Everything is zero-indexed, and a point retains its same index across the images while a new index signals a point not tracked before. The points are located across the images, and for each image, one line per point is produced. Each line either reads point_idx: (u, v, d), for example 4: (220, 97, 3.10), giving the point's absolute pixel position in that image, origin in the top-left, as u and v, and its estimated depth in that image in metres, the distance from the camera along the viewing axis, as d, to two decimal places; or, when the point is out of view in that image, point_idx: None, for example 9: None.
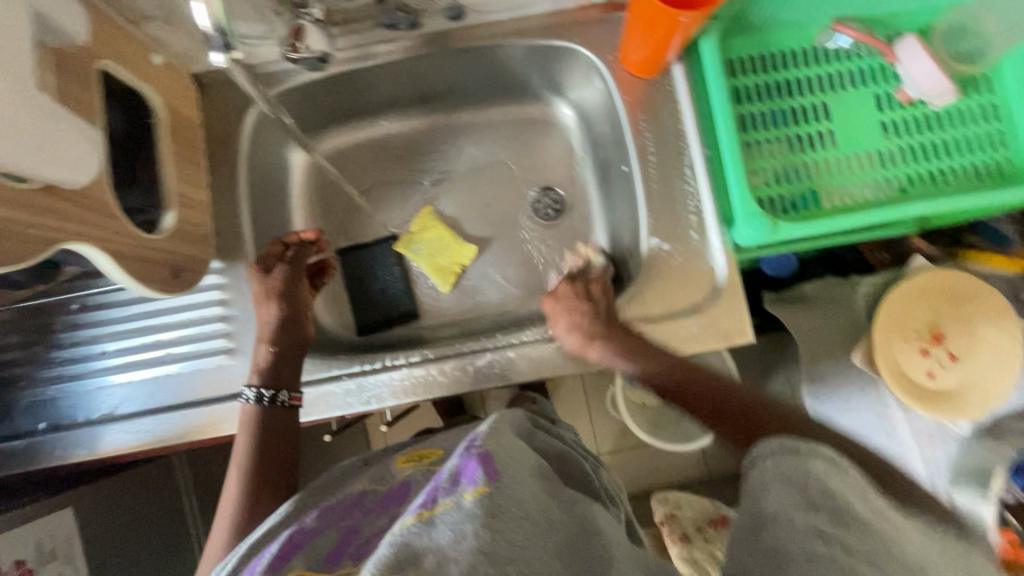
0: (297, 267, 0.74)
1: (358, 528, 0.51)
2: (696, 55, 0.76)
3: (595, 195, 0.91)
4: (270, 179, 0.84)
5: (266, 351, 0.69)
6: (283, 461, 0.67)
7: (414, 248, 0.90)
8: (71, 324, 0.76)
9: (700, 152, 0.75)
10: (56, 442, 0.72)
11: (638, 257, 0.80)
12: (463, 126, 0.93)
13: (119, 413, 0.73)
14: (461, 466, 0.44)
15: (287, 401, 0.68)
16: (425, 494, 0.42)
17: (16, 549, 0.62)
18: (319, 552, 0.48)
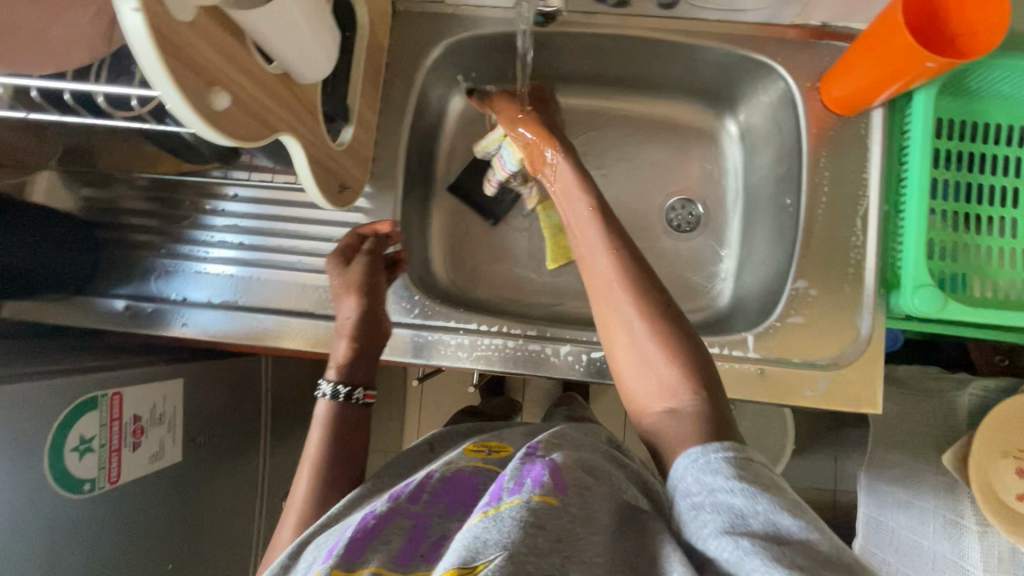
0: (375, 259, 0.68)
1: (427, 523, 0.46)
2: (902, 105, 0.72)
3: (735, 218, 0.88)
4: (428, 119, 0.84)
5: (346, 347, 0.63)
6: (347, 461, 0.57)
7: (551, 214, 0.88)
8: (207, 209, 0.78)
9: (878, 207, 0.71)
10: (166, 313, 0.76)
11: (771, 294, 0.77)
12: (620, 115, 0.91)
13: (223, 303, 0.76)
14: (528, 466, 0.43)
15: (362, 400, 0.60)
16: (491, 492, 0.42)
17: (138, 404, 0.63)
18: (396, 550, 0.43)
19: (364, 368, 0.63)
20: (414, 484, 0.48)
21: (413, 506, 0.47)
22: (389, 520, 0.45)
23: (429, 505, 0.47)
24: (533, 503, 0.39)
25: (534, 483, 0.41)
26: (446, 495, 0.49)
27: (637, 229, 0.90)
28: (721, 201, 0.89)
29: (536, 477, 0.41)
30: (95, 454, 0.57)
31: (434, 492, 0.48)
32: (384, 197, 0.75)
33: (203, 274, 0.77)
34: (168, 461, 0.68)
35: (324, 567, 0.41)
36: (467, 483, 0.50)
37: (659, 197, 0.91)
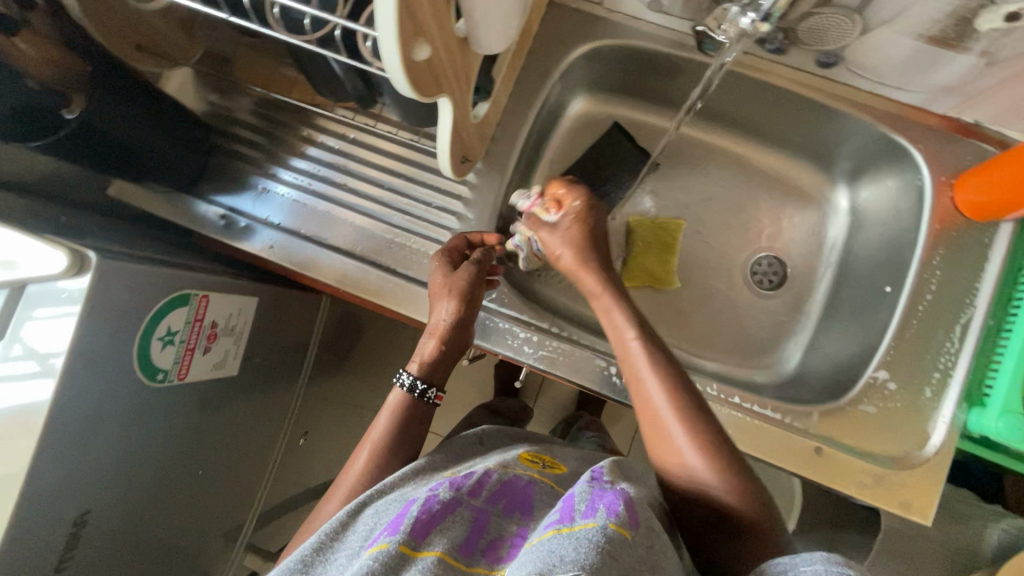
0: (481, 269, 0.69)
1: (487, 519, 0.48)
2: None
3: (819, 290, 0.86)
4: (548, 113, 0.84)
5: (433, 346, 0.66)
6: (401, 451, 0.61)
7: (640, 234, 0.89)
8: (315, 141, 0.81)
9: (983, 320, 0.69)
10: (247, 227, 0.77)
11: (842, 377, 0.75)
12: (732, 158, 0.90)
13: (304, 232, 0.77)
14: (597, 493, 0.44)
15: (432, 400, 0.64)
16: (560, 510, 0.43)
17: (218, 311, 0.64)
18: (456, 537, 0.45)
19: (443, 371, 0.67)
20: (475, 478, 0.51)
21: (474, 500, 0.49)
22: (452, 509, 0.47)
23: (488, 503, 0.49)
24: (610, 530, 0.40)
25: (608, 511, 0.42)
26: (505, 493, 0.51)
27: (717, 275, 0.89)
28: (809, 270, 0.88)
29: (611, 505, 0.43)
30: (174, 349, 0.58)
31: (494, 491, 0.50)
32: (491, 178, 0.76)
33: (290, 199, 0.78)
34: (225, 372, 0.70)
35: (392, 540, 0.43)
36: (522, 489, 0.52)
37: (747, 249, 0.90)
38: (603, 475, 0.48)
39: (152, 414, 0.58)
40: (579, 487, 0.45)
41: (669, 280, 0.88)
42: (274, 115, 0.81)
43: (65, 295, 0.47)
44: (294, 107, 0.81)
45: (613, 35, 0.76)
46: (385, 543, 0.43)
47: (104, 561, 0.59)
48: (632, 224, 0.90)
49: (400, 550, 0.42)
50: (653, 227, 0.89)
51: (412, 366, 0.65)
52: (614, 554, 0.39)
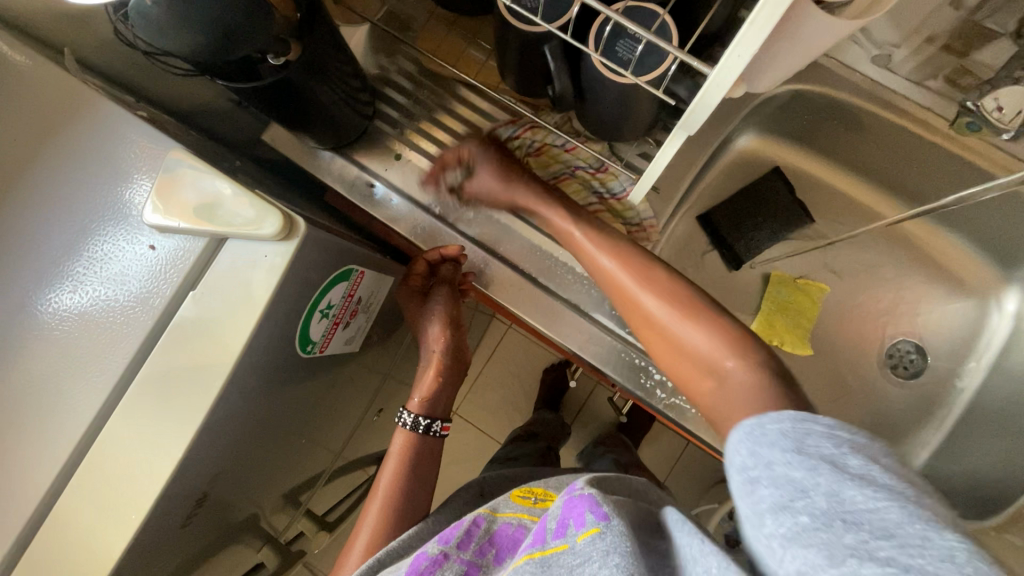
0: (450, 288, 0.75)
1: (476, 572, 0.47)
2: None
3: (962, 394, 0.80)
4: (720, 146, 0.80)
5: (431, 378, 0.75)
6: (416, 493, 0.66)
7: (778, 291, 0.84)
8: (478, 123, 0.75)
9: None
10: (392, 200, 0.74)
11: (984, 497, 0.69)
12: (897, 231, 0.84)
13: (448, 219, 0.73)
14: (567, 507, 0.42)
15: (436, 431, 0.72)
16: (534, 536, 0.43)
17: (367, 286, 0.63)
18: None
19: (444, 401, 0.75)
20: (463, 528, 0.50)
21: (462, 551, 0.48)
22: (439, 564, 0.47)
23: (476, 554, 0.48)
24: (578, 547, 0.38)
25: (576, 523, 0.40)
26: (494, 542, 0.50)
27: (851, 350, 0.84)
28: (951, 368, 0.82)
29: (579, 513, 0.41)
30: (325, 322, 0.55)
31: (482, 542, 0.49)
32: (655, 205, 0.72)
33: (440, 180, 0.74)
34: (351, 349, 0.67)
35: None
36: (514, 534, 0.50)
37: (890, 331, 0.84)
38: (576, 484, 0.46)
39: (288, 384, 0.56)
40: (550, 510, 0.44)
41: (803, 346, 0.83)
42: (438, 88, 0.77)
43: (263, 259, 0.44)
44: (461, 84, 0.77)
45: (823, 81, 0.70)
46: None
47: (211, 513, 0.58)
48: (772, 278, 0.84)
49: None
50: (791, 284, 0.84)
51: (413, 404, 0.73)
52: (591, 562, 0.37)
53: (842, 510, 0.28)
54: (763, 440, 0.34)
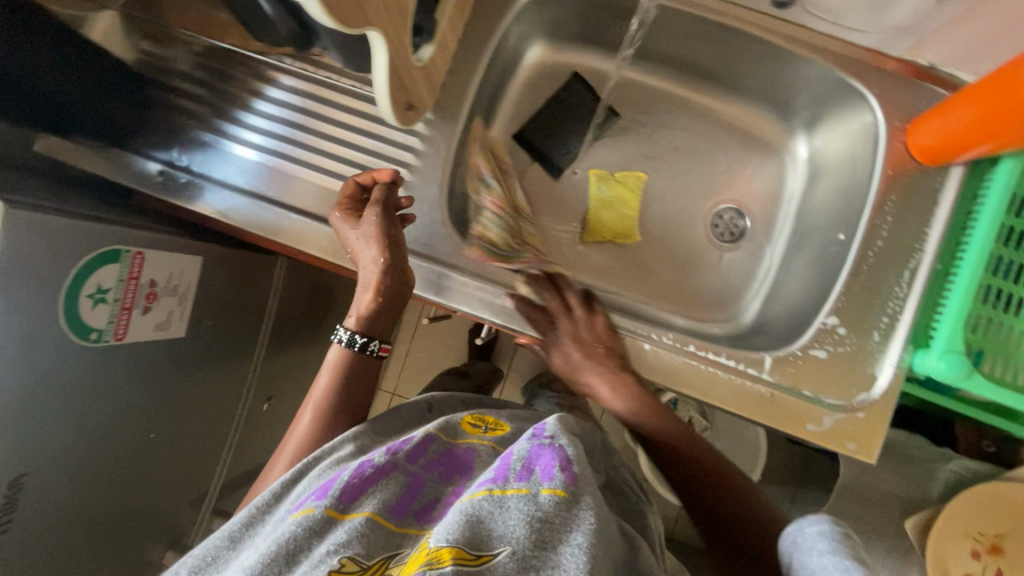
0: (386, 207, 0.66)
1: (421, 483, 0.53)
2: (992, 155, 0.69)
3: (779, 243, 0.87)
4: (504, 63, 0.82)
5: (369, 300, 0.64)
6: (349, 408, 0.65)
7: (600, 188, 0.88)
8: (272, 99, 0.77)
9: (930, 263, 0.70)
10: (200, 187, 0.74)
11: (798, 326, 0.76)
12: (693, 108, 0.89)
13: (261, 192, 0.73)
14: (533, 455, 0.49)
15: (376, 352, 0.66)
16: (494, 472, 0.49)
17: (156, 270, 0.63)
18: (387, 501, 0.49)
19: (385, 321, 0.67)
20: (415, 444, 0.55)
21: (411, 464, 0.53)
22: (388, 473, 0.51)
23: (425, 468, 0.54)
24: (541, 497, 0.45)
25: (543, 474, 0.47)
26: (442, 461, 0.56)
27: (679, 228, 0.89)
28: (770, 222, 0.88)
29: (545, 466, 0.48)
30: (107, 307, 0.58)
31: (431, 458, 0.55)
32: (443, 129, 0.73)
33: (246, 158, 0.75)
34: (173, 332, 0.68)
35: (320, 504, 0.47)
36: (463, 457, 0.57)
37: (710, 201, 0.89)
38: (544, 431, 0.53)
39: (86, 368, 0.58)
40: (517, 448, 0.51)
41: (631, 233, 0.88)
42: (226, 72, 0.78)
43: None
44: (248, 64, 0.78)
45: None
46: (311, 508, 0.47)
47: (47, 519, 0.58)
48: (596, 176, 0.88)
49: (328, 512, 0.46)
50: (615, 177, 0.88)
51: (350, 320, 0.66)
52: (544, 516, 0.44)
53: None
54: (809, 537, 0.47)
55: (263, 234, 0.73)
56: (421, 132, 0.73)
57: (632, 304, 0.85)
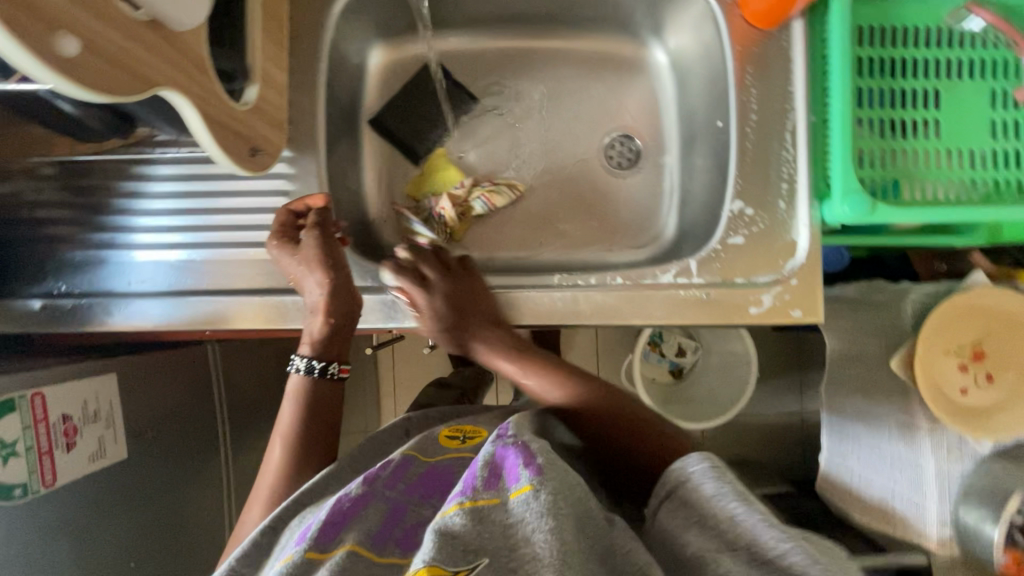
0: (324, 231, 0.66)
1: (404, 509, 0.51)
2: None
3: (674, 151, 0.87)
4: (347, 78, 0.80)
5: (323, 322, 0.64)
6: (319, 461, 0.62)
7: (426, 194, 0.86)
8: (133, 192, 0.73)
9: (806, 116, 0.71)
10: (107, 306, 0.72)
11: (712, 222, 0.77)
12: (550, 55, 0.89)
13: (170, 288, 0.72)
14: (501, 456, 0.49)
15: (337, 374, 0.64)
16: (465, 481, 0.47)
17: (64, 404, 0.61)
18: (371, 529, 0.47)
19: (344, 341, 0.66)
20: (390, 473, 0.53)
21: (390, 491, 0.51)
22: (367, 502, 0.49)
23: (404, 492, 0.52)
24: (513, 502, 0.44)
25: (512, 479, 0.46)
26: (422, 484, 0.54)
27: (579, 173, 0.89)
28: (659, 135, 0.88)
29: (514, 470, 0.47)
30: (21, 459, 0.56)
31: (410, 483, 0.53)
32: (307, 162, 0.71)
33: (138, 261, 0.73)
34: (109, 461, 0.66)
35: (299, 550, 0.44)
36: (441, 475, 0.56)
37: (598, 136, 0.89)
38: (509, 430, 0.52)
39: (6, 529, 0.55)
40: (483, 453, 0.50)
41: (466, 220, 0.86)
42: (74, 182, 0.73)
43: None
44: (92, 165, 0.73)
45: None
46: (291, 554, 0.44)
47: None
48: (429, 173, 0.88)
49: (306, 557, 0.43)
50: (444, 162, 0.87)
51: (304, 348, 0.64)
52: (515, 522, 0.43)
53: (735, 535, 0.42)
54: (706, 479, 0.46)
55: (189, 328, 0.71)
56: (286, 173, 0.71)
57: (562, 260, 0.86)
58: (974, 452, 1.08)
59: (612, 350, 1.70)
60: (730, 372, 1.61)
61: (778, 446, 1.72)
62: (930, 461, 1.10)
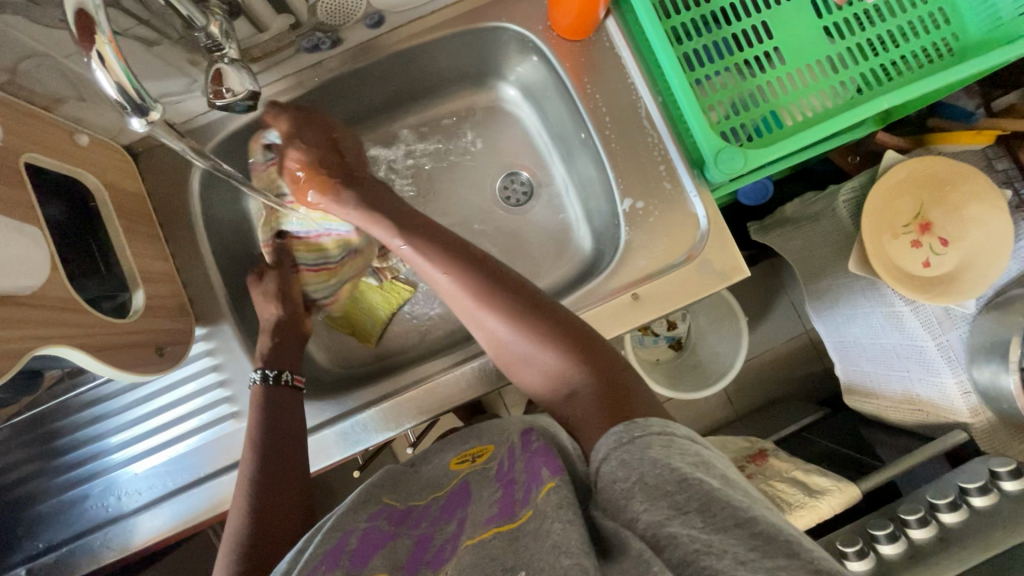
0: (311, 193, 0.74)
1: (430, 535, 0.53)
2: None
3: (559, 170, 0.90)
4: (233, 233, 0.82)
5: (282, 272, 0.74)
6: None
7: (372, 322, 0.88)
8: (116, 406, 0.73)
9: (653, 99, 0.74)
10: (135, 524, 0.71)
11: (614, 223, 0.79)
12: (414, 131, 0.92)
13: (176, 486, 0.71)
14: (530, 466, 0.49)
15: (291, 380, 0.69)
16: (501, 502, 0.50)
17: None
18: (399, 560, 0.49)
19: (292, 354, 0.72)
20: (412, 518, 0.56)
21: (413, 533, 0.53)
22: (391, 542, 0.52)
23: (425, 526, 0.54)
24: (542, 500, 0.45)
25: (536, 484, 0.47)
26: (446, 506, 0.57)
27: (485, 223, 0.91)
28: (543, 160, 0.91)
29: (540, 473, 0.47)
30: None
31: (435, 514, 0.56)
32: (222, 330, 0.72)
33: (134, 473, 0.72)
34: None
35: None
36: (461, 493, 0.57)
37: (488, 184, 0.92)
38: (529, 439, 0.53)
39: None
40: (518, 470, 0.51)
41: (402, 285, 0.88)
42: (53, 424, 0.74)
43: None
44: (34, 413, 0.73)
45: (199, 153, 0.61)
46: None
47: None
48: (353, 325, 0.88)
49: None
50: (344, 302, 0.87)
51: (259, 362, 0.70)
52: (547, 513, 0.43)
53: (712, 498, 0.39)
54: (629, 453, 0.44)
55: (176, 530, 0.71)
56: (206, 348, 0.72)
57: None
58: (964, 315, 1.08)
59: (607, 349, 1.71)
60: (723, 325, 1.61)
61: (801, 372, 1.71)
62: (928, 338, 1.10)
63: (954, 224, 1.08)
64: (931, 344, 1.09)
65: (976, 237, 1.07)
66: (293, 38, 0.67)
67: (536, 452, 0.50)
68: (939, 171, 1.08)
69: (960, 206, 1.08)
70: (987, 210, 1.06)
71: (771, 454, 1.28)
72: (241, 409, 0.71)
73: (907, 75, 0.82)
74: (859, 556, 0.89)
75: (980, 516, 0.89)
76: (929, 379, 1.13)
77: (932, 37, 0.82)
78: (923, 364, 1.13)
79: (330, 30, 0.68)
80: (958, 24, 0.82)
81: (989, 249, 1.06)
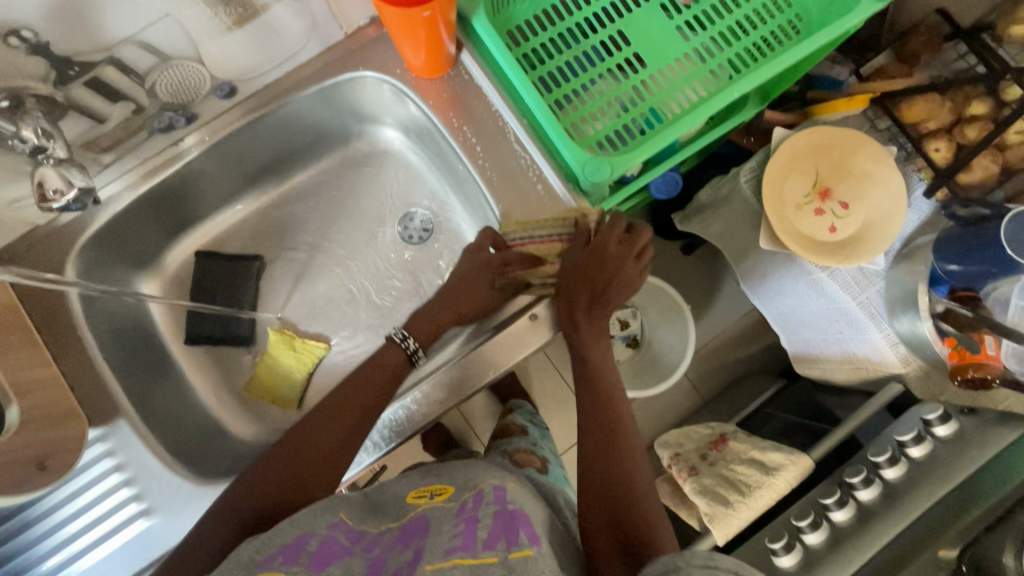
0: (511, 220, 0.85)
1: (386, 558, 0.53)
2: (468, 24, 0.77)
3: (454, 202, 0.90)
4: (126, 322, 0.80)
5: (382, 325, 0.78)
6: None
7: (289, 387, 0.86)
8: (19, 525, 0.69)
9: (518, 123, 0.75)
10: None
11: None
12: (305, 186, 0.91)
13: None
14: (503, 521, 0.51)
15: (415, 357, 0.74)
16: (461, 538, 0.50)
17: None
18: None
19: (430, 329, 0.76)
20: (377, 538, 0.57)
21: (374, 552, 0.54)
22: (346, 558, 0.53)
23: (385, 549, 0.55)
24: (513, 560, 0.47)
25: (510, 541, 0.49)
26: (410, 528, 0.56)
27: (391, 266, 0.90)
28: (438, 194, 0.91)
29: (518, 531, 0.50)
30: None
31: (406, 530, 0.56)
32: (118, 428, 0.70)
33: None
34: None
35: None
36: (417, 525, 0.56)
37: (388, 226, 0.91)
38: (506, 497, 0.55)
39: None
40: (482, 512, 0.52)
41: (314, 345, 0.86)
42: None
43: None
44: None
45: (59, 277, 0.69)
46: None
47: None
48: (273, 395, 0.85)
49: None
50: (259, 374, 0.85)
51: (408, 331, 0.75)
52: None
53: None
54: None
55: None
56: (105, 449, 0.69)
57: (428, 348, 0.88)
58: (877, 271, 1.11)
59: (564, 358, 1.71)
60: (671, 316, 1.63)
61: (755, 348, 1.74)
62: (849, 299, 1.12)
63: (852, 186, 1.12)
64: (852, 304, 1.12)
65: (874, 196, 1.11)
66: (142, 122, 0.66)
67: (516, 514, 0.52)
68: (827, 139, 1.13)
69: (854, 168, 1.12)
70: (879, 168, 1.10)
71: (730, 437, 1.29)
72: (150, 506, 0.68)
73: (763, 59, 0.85)
74: (813, 528, 0.91)
75: (920, 465, 0.90)
76: (858, 338, 1.15)
77: (779, 20, 0.86)
78: (850, 326, 1.15)
79: (179, 108, 0.67)
80: (800, 4, 0.86)
81: (887, 205, 1.10)
